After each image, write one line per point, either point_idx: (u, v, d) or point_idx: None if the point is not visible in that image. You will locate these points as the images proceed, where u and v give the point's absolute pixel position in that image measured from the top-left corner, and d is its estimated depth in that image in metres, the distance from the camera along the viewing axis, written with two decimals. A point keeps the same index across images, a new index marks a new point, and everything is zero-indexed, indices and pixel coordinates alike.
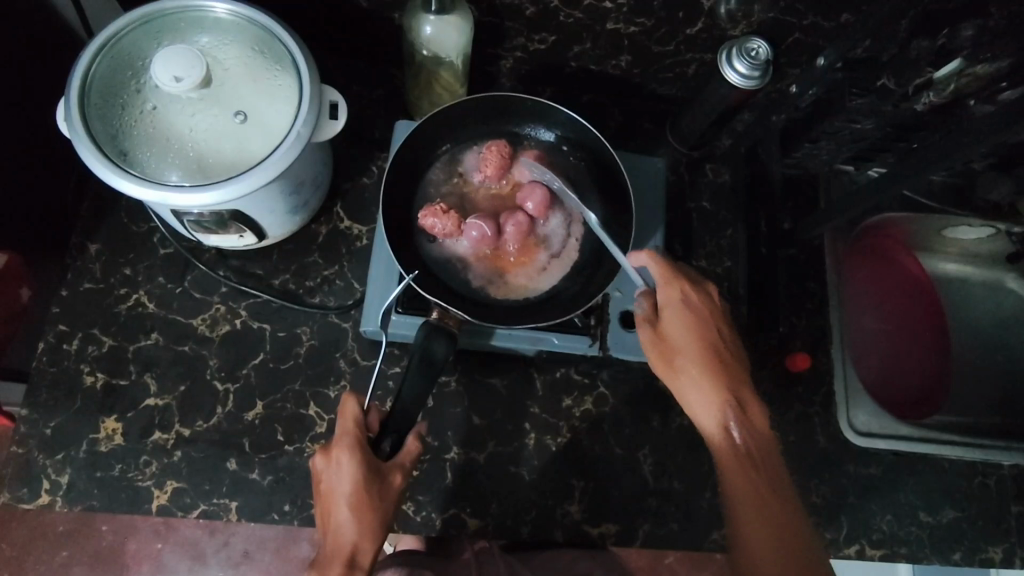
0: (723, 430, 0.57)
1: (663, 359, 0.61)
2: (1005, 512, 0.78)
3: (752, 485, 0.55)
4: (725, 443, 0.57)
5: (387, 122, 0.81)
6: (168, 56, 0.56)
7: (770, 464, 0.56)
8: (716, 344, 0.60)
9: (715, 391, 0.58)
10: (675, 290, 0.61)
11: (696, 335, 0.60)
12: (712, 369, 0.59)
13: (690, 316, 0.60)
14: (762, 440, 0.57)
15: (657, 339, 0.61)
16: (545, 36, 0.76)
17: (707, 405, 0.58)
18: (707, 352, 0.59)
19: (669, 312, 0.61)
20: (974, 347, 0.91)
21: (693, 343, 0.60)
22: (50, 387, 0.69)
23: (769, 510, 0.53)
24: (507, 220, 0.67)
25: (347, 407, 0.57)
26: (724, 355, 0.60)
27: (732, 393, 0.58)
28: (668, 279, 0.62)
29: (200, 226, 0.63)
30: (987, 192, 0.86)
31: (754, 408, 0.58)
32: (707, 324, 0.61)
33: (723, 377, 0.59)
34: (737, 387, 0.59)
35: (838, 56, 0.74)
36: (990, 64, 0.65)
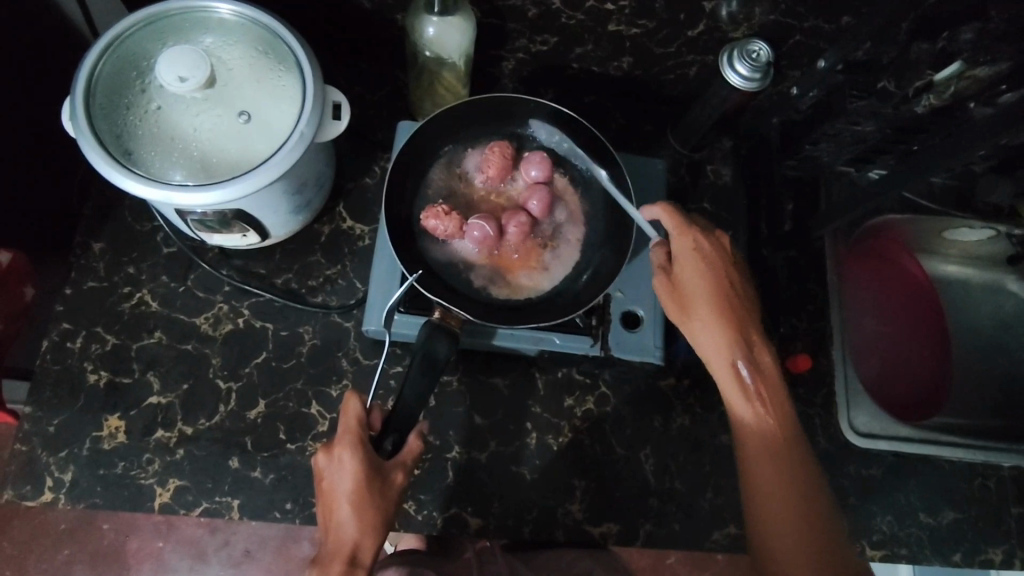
0: (733, 373, 0.58)
1: (678, 305, 0.61)
2: (1005, 513, 0.78)
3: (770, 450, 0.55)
4: (735, 386, 0.58)
5: (390, 122, 0.82)
6: (173, 56, 0.56)
7: (786, 421, 0.57)
8: (731, 293, 0.60)
9: (724, 337, 0.59)
10: (688, 237, 0.61)
11: (706, 281, 0.60)
12: (727, 318, 0.59)
13: (705, 266, 0.60)
14: (776, 392, 0.58)
15: (671, 285, 0.61)
16: (547, 37, 0.76)
17: (716, 349, 0.59)
18: (722, 300, 0.59)
19: (683, 259, 0.61)
20: (974, 349, 0.92)
21: (707, 292, 0.60)
22: (53, 385, 0.69)
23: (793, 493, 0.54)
24: (508, 220, 0.67)
25: (349, 406, 0.57)
26: (739, 305, 0.60)
27: (746, 343, 0.59)
28: (681, 227, 0.61)
29: (203, 225, 0.64)
30: (988, 195, 0.85)
31: (767, 358, 0.59)
32: (721, 273, 0.60)
33: (738, 327, 0.59)
34: (748, 333, 0.59)
35: (838, 59, 0.73)
36: (989, 67, 0.66)
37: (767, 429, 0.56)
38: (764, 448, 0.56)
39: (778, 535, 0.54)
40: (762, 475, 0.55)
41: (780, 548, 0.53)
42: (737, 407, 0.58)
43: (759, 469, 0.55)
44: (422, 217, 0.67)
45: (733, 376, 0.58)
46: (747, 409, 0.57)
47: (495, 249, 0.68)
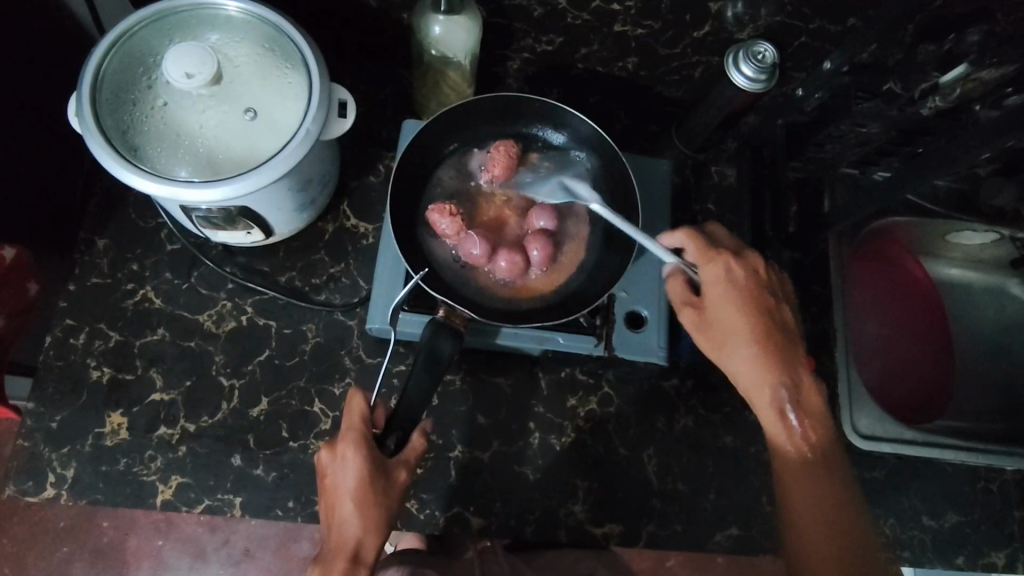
0: (775, 404, 0.58)
1: (713, 339, 0.61)
2: (1008, 517, 0.78)
3: (812, 483, 0.55)
4: (777, 416, 0.57)
5: (395, 121, 0.82)
6: (181, 53, 0.56)
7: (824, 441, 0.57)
8: (768, 323, 0.60)
9: (763, 367, 0.58)
10: (716, 266, 0.61)
11: (739, 312, 0.59)
12: (763, 348, 0.58)
13: (739, 296, 0.60)
14: (818, 421, 0.58)
15: (703, 318, 0.61)
16: (553, 37, 0.76)
17: (754, 380, 0.58)
18: (759, 330, 0.59)
19: (714, 289, 0.60)
20: (977, 352, 0.92)
21: (743, 323, 0.59)
22: (57, 381, 0.69)
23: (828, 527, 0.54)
24: (503, 252, 0.66)
25: (354, 403, 0.57)
26: (776, 333, 0.60)
27: (785, 372, 0.58)
28: (708, 257, 0.61)
29: (208, 222, 0.64)
30: (992, 197, 0.84)
31: (808, 386, 0.58)
32: (754, 299, 0.60)
33: (778, 357, 0.58)
34: (787, 361, 0.59)
35: (844, 61, 0.72)
36: (997, 69, 0.67)
37: (811, 465, 0.56)
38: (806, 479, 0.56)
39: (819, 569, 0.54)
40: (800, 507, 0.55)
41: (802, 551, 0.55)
42: (780, 441, 0.58)
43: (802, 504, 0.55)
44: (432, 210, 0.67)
45: (775, 410, 0.58)
46: (791, 442, 0.57)
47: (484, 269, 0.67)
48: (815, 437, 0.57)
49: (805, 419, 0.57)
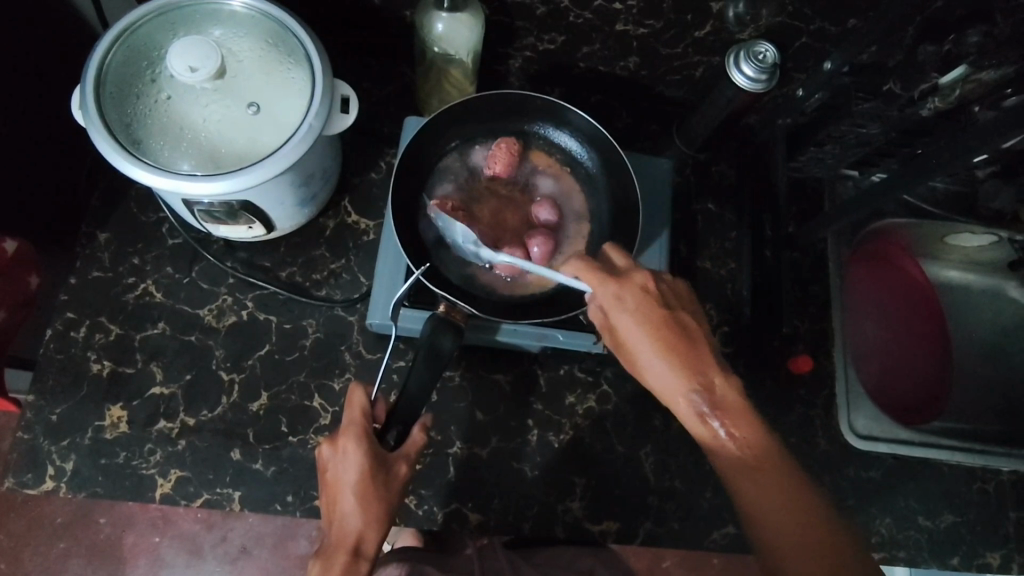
0: (697, 416, 0.51)
1: (630, 365, 0.56)
2: (1004, 518, 0.78)
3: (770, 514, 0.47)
4: (702, 429, 0.51)
5: (397, 118, 0.82)
6: (185, 47, 0.56)
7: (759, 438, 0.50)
8: (674, 329, 0.54)
9: (676, 377, 0.52)
10: (605, 285, 0.56)
11: (644, 326, 0.54)
12: (676, 358, 0.53)
13: (635, 311, 0.55)
14: (749, 426, 0.51)
15: (617, 342, 0.56)
16: (555, 36, 0.77)
17: (672, 394, 0.53)
18: (667, 342, 0.54)
19: (611, 311, 0.56)
20: (974, 354, 0.92)
21: (647, 339, 0.54)
22: (57, 374, 0.69)
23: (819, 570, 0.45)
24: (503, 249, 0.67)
25: (355, 398, 0.58)
26: (685, 341, 0.54)
27: (701, 378, 0.52)
28: (594, 278, 0.57)
29: (211, 216, 0.64)
30: (990, 201, 0.84)
31: (730, 391, 0.52)
32: (651, 308, 0.55)
33: (689, 362, 0.53)
34: (701, 364, 0.53)
35: (843, 62, 0.73)
36: (994, 72, 0.66)
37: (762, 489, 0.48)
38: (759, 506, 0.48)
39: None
40: (778, 553, 0.47)
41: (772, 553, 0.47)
42: (718, 466, 0.51)
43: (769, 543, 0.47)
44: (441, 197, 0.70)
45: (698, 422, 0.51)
46: (729, 463, 0.50)
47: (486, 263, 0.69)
48: (749, 439, 0.50)
49: (735, 428, 0.51)
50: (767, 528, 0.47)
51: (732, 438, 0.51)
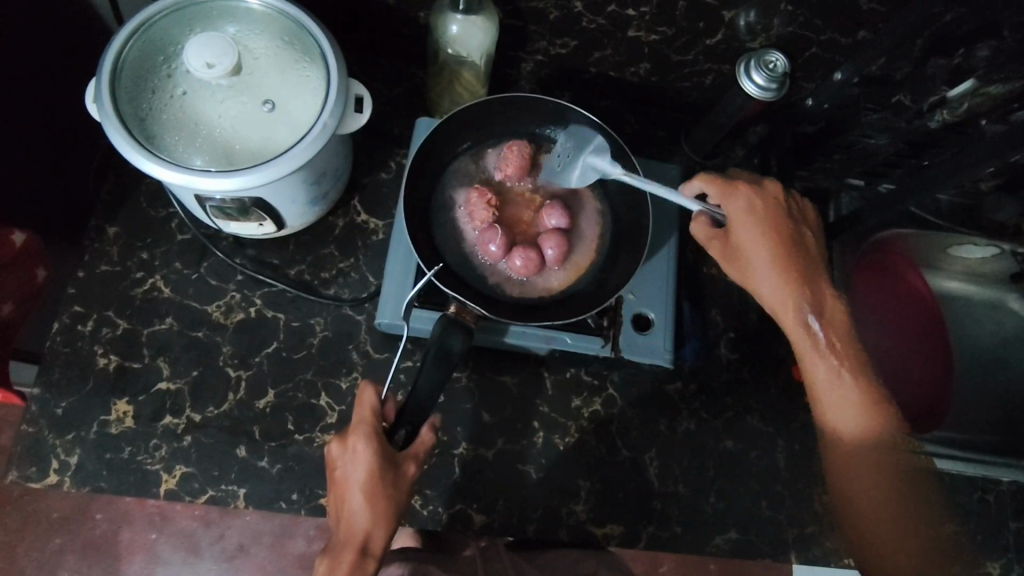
0: (801, 322, 0.62)
1: (740, 270, 0.64)
2: (1003, 528, 0.79)
3: (830, 384, 0.60)
4: (803, 333, 0.62)
5: (407, 119, 0.83)
6: (202, 43, 0.57)
7: (844, 345, 0.61)
8: (789, 243, 0.64)
9: (784, 283, 0.62)
10: (738, 194, 0.65)
11: (764, 232, 0.63)
12: (792, 271, 0.62)
13: (756, 220, 0.64)
14: (838, 328, 0.62)
15: (729, 246, 0.65)
16: (567, 40, 0.77)
17: (779, 294, 0.62)
18: (782, 251, 0.63)
19: (732, 216, 0.64)
20: (974, 365, 0.93)
21: (766, 243, 0.63)
22: (63, 368, 0.69)
23: (855, 427, 0.60)
24: (517, 250, 0.67)
25: (364, 396, 0.58)
26: (796, 251, 0.64)
27: (813, 294, 0.62)
28: (726, 188, 0.65)
29: (222, 212, 0.64)
30: (994, 213, 0.85)
31: (831, 300, 0.63)
32: (778, 223, 0.64)
33: (803, 274, 0.63)
34: (815, 283, 0.63)
35: (854, 73, 0.75)
36: (1003, 85, 0.66)
37: (825, 362, 0.61)
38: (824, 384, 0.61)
39: (867, 497, 0.60)
40: (860, 508, 0.60)
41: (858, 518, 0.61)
42: (812, 368, 0.61)
43: (827, 405, 0.61)
44: (468, 196, 0.70)
45: (801, 329, 0.62)
46: (812, 351, 0.61)
47: (498, 264, 0.68)
48: (847, 361, 0.60)
49: (828, 328, 0.62)
50: (840, 403, 0.60)
51: (832, 345, 0.61)
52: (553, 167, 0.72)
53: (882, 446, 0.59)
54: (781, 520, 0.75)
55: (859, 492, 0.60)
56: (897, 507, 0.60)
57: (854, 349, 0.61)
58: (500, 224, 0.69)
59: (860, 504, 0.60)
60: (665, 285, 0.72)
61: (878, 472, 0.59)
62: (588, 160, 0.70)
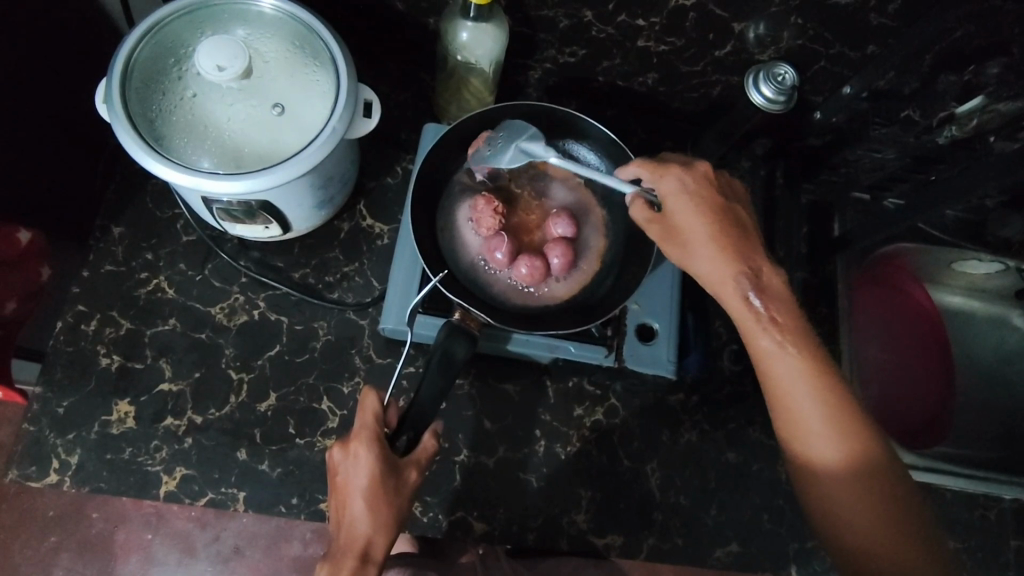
0: (742, 298, 0.57)
1: (681, 251, 0.61)
2: (1004, 545, 0.78)
3: (779, 367, 0.55)
4: (745, 310, 0.57)
5: (414, 123, 0.83)
6: (214, 46, 0.57)
7: (786, 319, 0.57)
8: (723, 218, 0.60)
9: (723, 258, 0.59)
10: (670, 175, 0.62)
11: (700, 209, 0.60)
12: (728, 246, 0.59)
13: (691, 195, 0.61)
14: (785, 307, 0.57)
15: (667, 226, 0.61)
16: (576, 49, 0.77)
17: (719, 271, 0.59)
18: (718, 227, 0.60)
19: (666, 194, 0.62)
20: (977, 380, 0.92)
21: (702, 216, 0.60)
22: (65, 367, 0.69)
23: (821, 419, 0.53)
24: (523, 258, 0.67)
25: (367, 403, 0.57)
26: (732, 228, 0.60)
27: (751, 270, 0.58)
28: (659, 172, 0.63)
29: (228, 214, 0.64)
30: (999, 228, 0.87)
31: (772, 276, 0.59)
32: (713, 200, 0.61)
33: (739, 249, 0.59)
34: (752, 257, 0.59)
35: (863, 87, 0.75)
36: (1010, 103, 0.68)
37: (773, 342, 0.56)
38: (775, 366, 0.56)
39: (836, 494, 0.53)
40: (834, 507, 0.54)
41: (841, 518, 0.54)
42: (760, 349, 0.56)
43: (783, 394, 0.55)
44: (474, 202, 0.70)
45: (742, 304, 0.57)
46: (760, 330, 0.57)
47: (503, 273, 0.68)
48: (792, 335, 0.56)
49: (769, 303, 0.57)
50: (797, 388, 0.54)
51: (776, 322, 0.57)
52: (483, 152, 0.69)
53: (845, 434, 0.53)
54: (781, 534, 0.74)
55: (826, 490, 0.54)
56: (875, 505, 0.52)
57: (801, 329, 0.57)
58: (506, 233, 0.69)
59: (833, 508, 0.54)
60: (671, 296, 0.72)
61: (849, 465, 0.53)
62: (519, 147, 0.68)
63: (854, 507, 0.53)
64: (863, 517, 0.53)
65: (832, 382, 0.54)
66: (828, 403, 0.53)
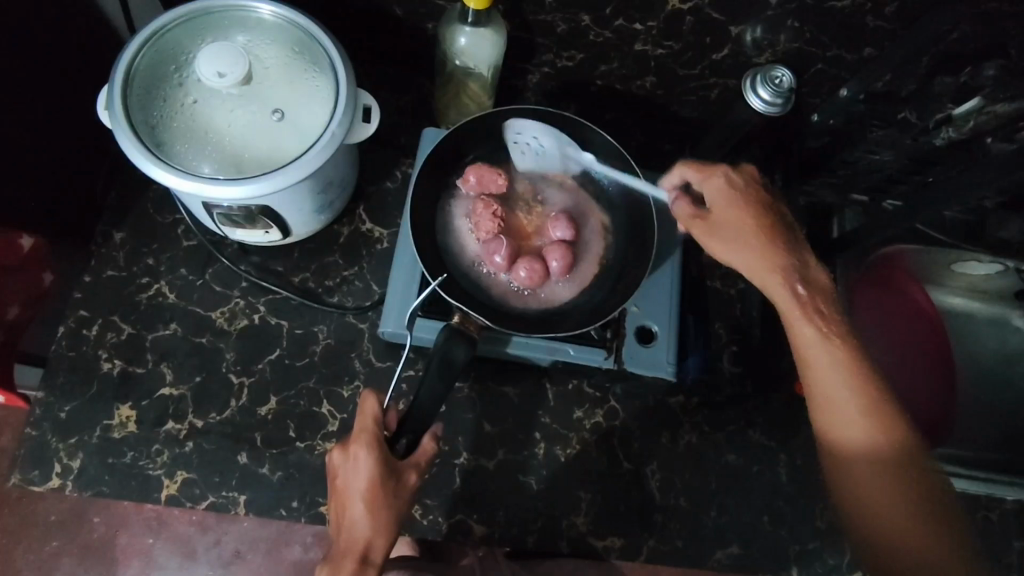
0: (784, 284, 0.58)
1: (722, 243, 0.61)
2: (1006, 547, 0.77)
3: (827, 372, 0.54)
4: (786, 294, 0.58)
5: (413, 129, 0.83)
6: (215, 53, 0.57)
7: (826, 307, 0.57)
8: (767, 215, 0.61)
9: (767, 247, 0.59)
10: (718, 175, 0.63)
11: (745, 204, 0.62)
12: (773, 240, 0.60)
13: (736, 193, 0.62)
14: (825, 297, 0.58)
15: (710, 224, 0.62)
16: (574, 53, 0.77)
17: (761, 256, 0.59)
18: (761, 222, 0.61)
19: (714, 193, 0.63)
20: (977, 381, 0.92)
21: (748, 214, 0.61)
22: (67, 371, 0.70)
23: (854, 404, 0.54)
24: (523, 261, 0.67)
25: (366, 405, 0.58)
26: (775, 225, 0.61)
27: (794, 261, 0.59)
28: (706, 172, 0.64)
29: (229, 219, 0.65)
30: (999, 229, 0.89)
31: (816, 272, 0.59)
32: (757, 200, 0.62)
33: (781, 242, 0.60)
34: (794, 252, 0.60)
35: (861, 89, 0.76)
36: (1009, 104, 0.68)
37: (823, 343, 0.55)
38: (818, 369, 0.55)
39: (876, 507, 0.53)
40: (866, 488, 0.53)
41: (874, 500, 0.53)
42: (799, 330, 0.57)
43: (823, 376, 0.55)
44: (473, 207, 0.71)
45: (785, 289, 0.58)
46: (801, 315, 0.57)
47: (503, 276, 0.69)
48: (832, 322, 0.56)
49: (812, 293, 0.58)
50: (835, 368, 0.54)
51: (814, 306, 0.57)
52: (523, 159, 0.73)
53: (892, 456, 0.53)
54: (782, 536, 0.74)
55: (864, 506, 0.54)
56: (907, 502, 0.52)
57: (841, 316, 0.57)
58: (506, 237, 0.69)
59: (867, 509, 0.53)
60: (668, 300, 0.72)
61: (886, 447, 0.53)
62: (562, 139, 0.73)
63: (887, 491, 0.53)
64: (893, 501, 0.52)
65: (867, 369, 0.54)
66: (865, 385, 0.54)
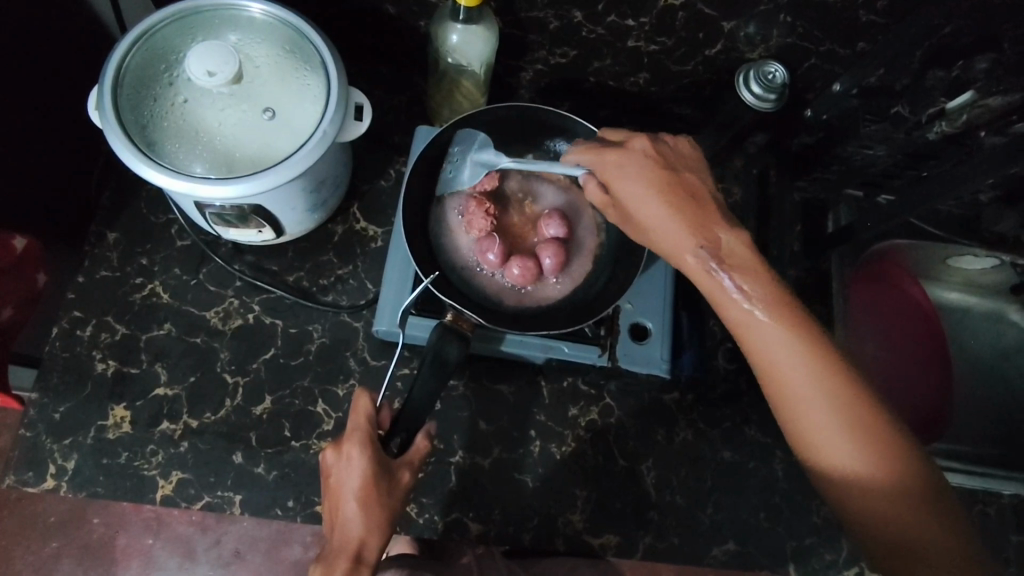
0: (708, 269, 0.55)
1: (642, 233, 0.59)
2: (1004, 542, 0.77)
3: (792, 379, 0.51)
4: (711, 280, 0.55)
5: (407, 127, 0.83)
6: (204, 52, 0.57)
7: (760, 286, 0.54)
8: (676, 188, 0.58)
9: (684, 229, 0.56)
10: (612, 156, 0.60)
11: (648, 182, 0.58)
12: (687, 218, 0.57)
13: (635, 172, 0.59)
14: (753, 273, 0.54)
15: (624, 211, 0.60)
16: (567, 50, 0.77)
17: (681, 240, 0.56)
18: (672, 199, 0.57)
19: (613, 176, 0.60)
20: (974, 376, 0.92)
21: (643, 186, 0.58)
22: (62, 372, 0.70)
23: (810, 392, 0.50)
24: (515, 259, 0.67)
25: (359, 404, 0.58)
26: (689, 199, 0.58)
27: (713, 238, 0.56)
28: (597, 156, 0.61)
29: (221, 219, 0.65)
30: (993, 225, 0.86)
31: (737, 246, 0.56)
32: (660, 173, 0.58)
33: (695, 219, 0.57)
34: (711, 227, 0.56)
35: (853, 84, 0.76)
36: (1002, 98, 0.68)
37: (788, 352, 0.51)
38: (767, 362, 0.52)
39: (861, 504, 0.49)
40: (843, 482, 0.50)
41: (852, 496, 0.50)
42: (735, 320, 0.54)
43: (771, 369, 0.52)
44: (465, 205, 0.70)
45: (708, 275, 0.55)
46: (731, 304, 0.54)
47: (497, 274, 0.69)
48: (768, 304, 0.53)
49: (737, 275, 0.54)
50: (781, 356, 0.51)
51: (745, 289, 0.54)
52: (444, 177, 0.71)
53: (881, 463, 0.48)
54: (779, 532, 0.74)
55: (847, 504, 0.50)
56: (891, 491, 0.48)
57: (778, 294, 0.53)
58: (499, 235, 0.69)
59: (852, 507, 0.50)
60: (663, 296, 0.72)
61: (850, 432, 0.49)
62: (475, 144, 0.71)
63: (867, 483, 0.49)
64: (873, 493, 0.49)
65: (814, 350, 0.51)
66: (814, 369, 0.50)
